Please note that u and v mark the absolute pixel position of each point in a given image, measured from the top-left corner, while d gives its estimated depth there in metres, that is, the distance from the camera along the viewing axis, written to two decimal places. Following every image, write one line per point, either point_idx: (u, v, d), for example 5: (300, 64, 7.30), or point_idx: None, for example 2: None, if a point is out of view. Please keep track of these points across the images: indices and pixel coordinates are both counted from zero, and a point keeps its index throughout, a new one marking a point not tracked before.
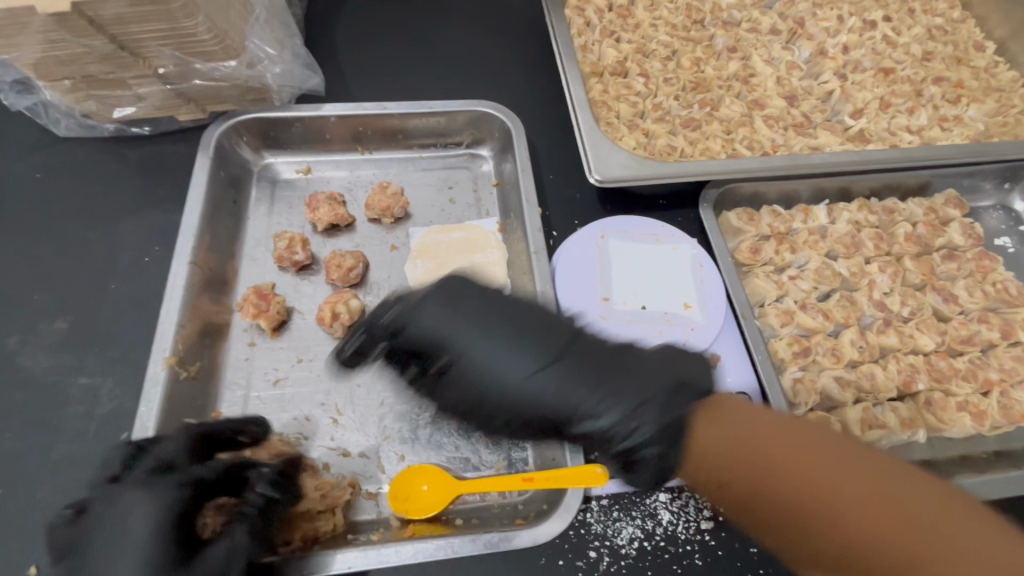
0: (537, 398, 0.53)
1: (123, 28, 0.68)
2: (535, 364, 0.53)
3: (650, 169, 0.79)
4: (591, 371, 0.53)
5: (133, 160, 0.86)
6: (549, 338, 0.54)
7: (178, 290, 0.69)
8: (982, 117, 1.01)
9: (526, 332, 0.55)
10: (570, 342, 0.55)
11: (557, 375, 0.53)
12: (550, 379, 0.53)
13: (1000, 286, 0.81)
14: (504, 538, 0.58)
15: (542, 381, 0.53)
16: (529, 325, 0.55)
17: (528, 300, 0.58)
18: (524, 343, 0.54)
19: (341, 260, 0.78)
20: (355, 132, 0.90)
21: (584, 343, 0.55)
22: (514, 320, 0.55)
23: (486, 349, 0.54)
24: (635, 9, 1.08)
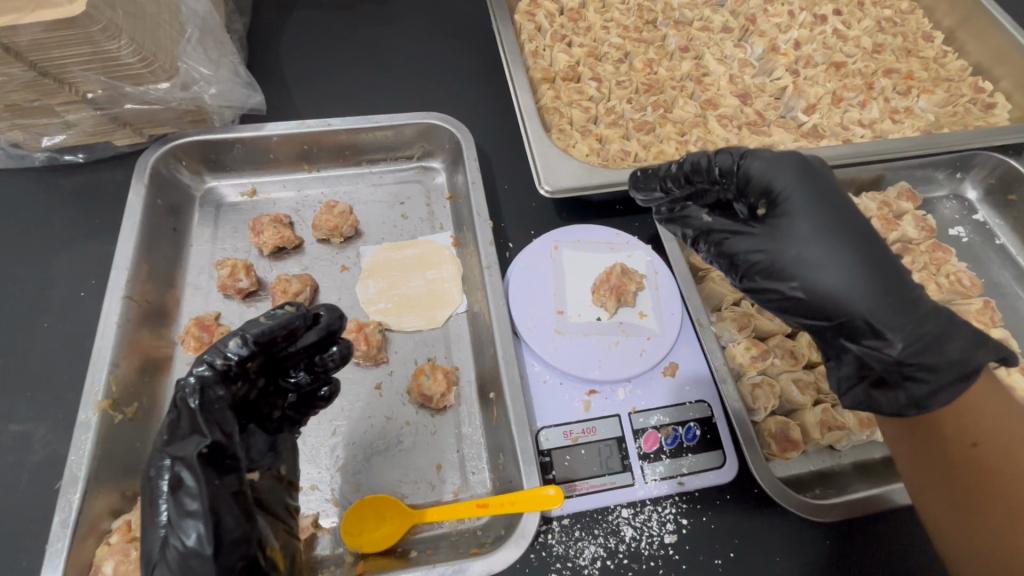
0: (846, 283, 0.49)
1: (43, 54, 0.65)
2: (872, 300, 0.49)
3: (600, 177, 0.78)
4: (895, 304, 0.49)
5: (68, 190, 0.83)
6: (896, 293, 0.49)
7: (111, 326, 0.66)
8: (932, 107, 1.02)
9: (884, 275, 0.50)
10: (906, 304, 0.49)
11: (882, 294, 0.49)
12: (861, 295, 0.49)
13: (953, 277, 0.82)
14: (458, 569, 0.56)
15: (856, 283, 0.49)
16: (896, 281, 0.50)
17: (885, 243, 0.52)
18: (859, 247, 0.50)
19: (286, 285, 0.75)
20: (301, 150, 0.87)
21: (904, 302, 0.49)
22: (851, 214, 0.52)
23: (806, 233, 0.51)
24: (587, 11, 1.07)
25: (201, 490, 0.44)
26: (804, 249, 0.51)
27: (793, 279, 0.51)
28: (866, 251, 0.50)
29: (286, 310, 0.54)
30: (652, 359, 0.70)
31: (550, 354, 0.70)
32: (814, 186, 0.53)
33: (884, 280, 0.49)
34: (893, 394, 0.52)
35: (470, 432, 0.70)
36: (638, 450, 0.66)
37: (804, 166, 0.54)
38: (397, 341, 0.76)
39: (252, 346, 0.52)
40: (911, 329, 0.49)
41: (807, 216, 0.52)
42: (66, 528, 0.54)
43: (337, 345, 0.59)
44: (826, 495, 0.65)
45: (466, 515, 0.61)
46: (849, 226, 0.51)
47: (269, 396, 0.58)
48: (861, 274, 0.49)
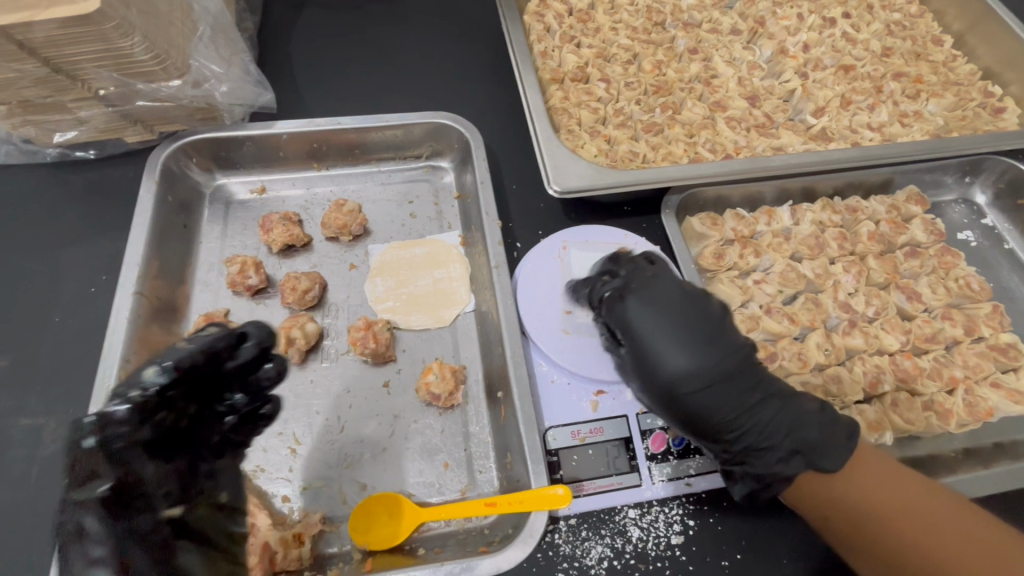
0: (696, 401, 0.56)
1: (56, 50, 0.65)
2: (714, 404, 0.56)
3: (609, 177, 0.78)
4: (739, 406, 0.56)
5: (79, 186, 0.83)
6: (745, 394, 0.56)
7: (122, 322, 0.66)
8: (941, 111, 1.01)
9: (720, 382, 0.55)
10: (758, 402, 0.56)
11: (728, 400, 0.56)
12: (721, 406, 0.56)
13: (962, 281, 0.81)
14: (466, 567, 0.56)
15: (714, 391, 0.56)
16: (743, 385, 0.56)
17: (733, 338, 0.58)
18: (703, 348, 0.56)
19: (295, 283, 0.76)
20: (310, 148, 0.87)
21: (759, 403, 0.56)
22: (707, 316, 0.58)
23: (661, 347, 0.56)
24: (596, 12, 1.07)
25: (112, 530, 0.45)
26: (654, 356, 0.56)
27: (654, 388, 0.57)
28: (704, 353, 0.56)
29: (210, 333, 0.57)
30: None
31: (558, 354, 0.70)
32: (691, 295, 0.58)
33: (720, 385, 0.56)
34: (774, 497, 0.57)
35: (477, 431, 0.71)
36: (645, 451, 0.66)
37: (687, 293, 0.58)
38: (405, 340, 0.76)
39: (172, 372, 0.53)
40: (778, 423, 0.56)
41: (666, 337, 0.56)
42: None
43: (272, 361, 0.62)
44: None
45: (473, 514, 0.61)
46: (690, 336, 0.56)
47: (206, 421, 0.57)
48: (721, 389, 0.56)
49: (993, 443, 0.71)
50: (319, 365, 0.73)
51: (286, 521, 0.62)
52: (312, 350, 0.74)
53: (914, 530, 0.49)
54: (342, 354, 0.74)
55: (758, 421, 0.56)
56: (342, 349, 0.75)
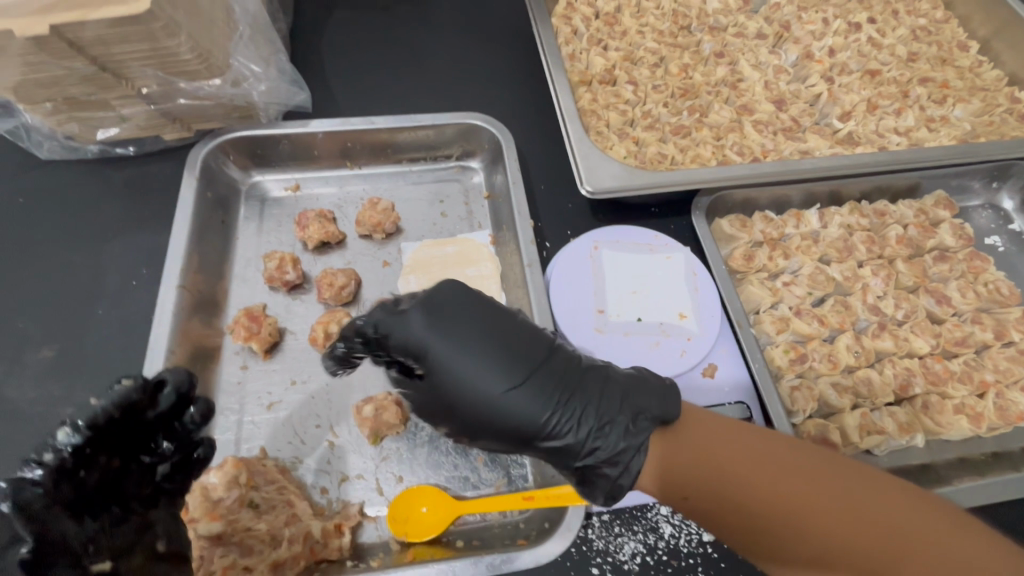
0: (500, 407, 0.53)
1: (104, 49, 0.67)
2: (506, 387, 0.53)
3: (640, 179, 0.79)
4: (530, 394, 0.53)
5: (120, 181, 0.85)
6: (531, 367, 0.54)
7: (167, 315, 0.68)
8: (968, 116, 1.02)
9: (514, 364, 0.53)
10: (540, 373, 0.54)
11: (533, 394, 0.53)
12: (526, 400, 0.53)
13: (992, 286, 0.82)
14: (506, 559, 0.57)
15: (521, 400, 0.52)
16: (513, 360, 0.54)
17: (513, 315, 0.57)
18: (511, 359, 0.54)
19: (332, 279, 0.77)
20: (344, 147, 0.89)
21: (548, 367, 0.54)
22: (482, 312, 0.55)
23: (470, 371, 0.53)
24: (622, 15, 1.08)
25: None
26: (461, 372, 0.53)
27: (463, 411, 0.54)
28: (497, 357, 0.53)
29: (124, 385, 0.47)
30: (692, 360, 0.71)
31: (591, 352, 0.71)
32: (436, 315, 0.54)
33: (474, 371, 0.53)
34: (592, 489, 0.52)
35: None
36: None
37: (439, 305, 0.55)
38: None
39: (88, 428, 0.44)
40: (585, 411, 0.52)
41: (435, 348, 0.54)
42: None
43: (195, 404, 0.54)
44: None
45: (510, 507, 0.62)
46: (487, 344, 0.53)
47: (131, 477, 0.47)
48: (497, 375, 0.53)
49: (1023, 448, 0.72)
50: None
51: (326, 513, 0.63)
52: None
53: (754, 476, 0.46)
54: None
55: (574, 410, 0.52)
56: None
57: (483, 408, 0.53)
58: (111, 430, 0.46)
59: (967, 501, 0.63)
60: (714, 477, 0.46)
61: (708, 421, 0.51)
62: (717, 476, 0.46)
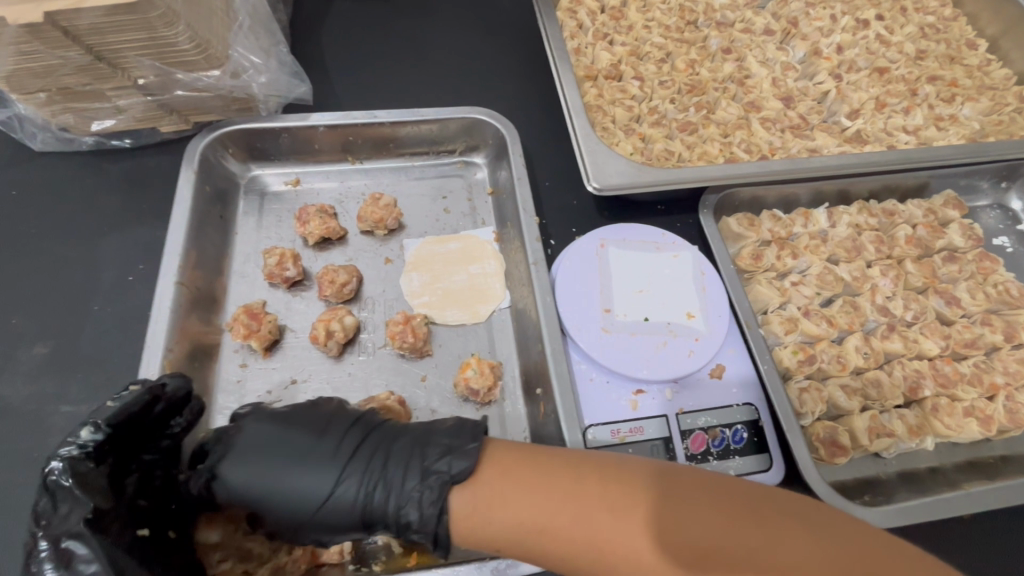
0: (328, 505, 0.52)
1: (100, 38, 0.65)
2: (327, 482, 0.53)
3: (648, 176, 0.77)
4: (351, 476, 0.53)
5: (116, 175, 0.83)
6: (347, 446, 0.55)
7: (165, 312, 0.66)
8: (977, 115, 1.01)
9: (324, 452, 0.54)
10: (360, 451, 0.55)
11: (352, 477, 0.53)
12: (354, 487, 0.53)
13: (1001, 287, 0.81)
14: (512, 564, 0.56)
15: (338, 491, 0.53)
16: (322, 447, 0.55)
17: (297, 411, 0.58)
18: (321, 450, 0.54)
19: (333, 275, 0.75)
20: (345, 142, 0.87)
21: (368, 445, 0.55)
22: (277, 423, 0.56)
23: (286, 480, 0.53)
24: (628, 10, 1.07)
25: (99, 554, 0.46)
26: (279, 491, 0.52)
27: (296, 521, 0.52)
28: (309, 455, 0.54)
29: (130, 393, 0.54)
30: (701, 360, 0.70)
31: (597, 353, 0.70)
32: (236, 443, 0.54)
33: (293, 474, 0.53)
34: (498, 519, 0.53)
35: (514, 428, 0.71)
36: (685, 451, 0.66)
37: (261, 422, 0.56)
38: (441, 335, 0.76)
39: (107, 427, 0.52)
40: (309, 481, 0.52)
41: (237, 467, 0.53)
42: None
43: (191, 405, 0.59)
44: (875, 503, 0.65)
45: None
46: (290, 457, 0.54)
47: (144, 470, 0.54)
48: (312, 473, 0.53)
49: None
50: (355, 358, 0.73)
51: None
52: (349, 343, 0.74)
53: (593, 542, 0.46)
54: (379, 348, 0.74)
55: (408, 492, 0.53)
56: (379, 343, 0.75)
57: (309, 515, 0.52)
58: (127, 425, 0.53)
59: (977, 505, 0.62)
60: (546, 538, 0.47)
61: (542, 455, 0.51)
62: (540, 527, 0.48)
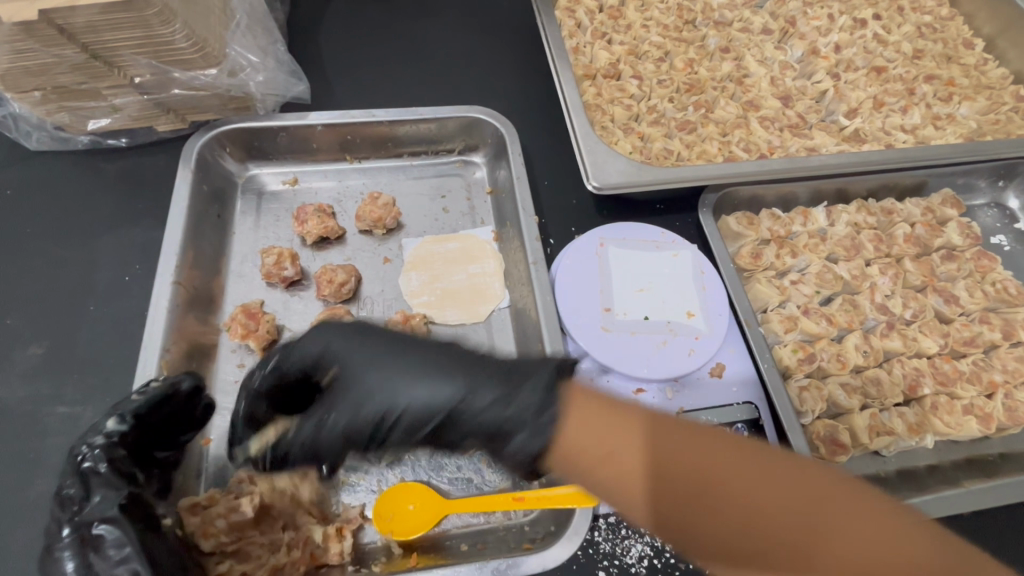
0: (406, 401, 0.52)
1: (96, 36, 0.65)
2: (408, 374, 0.52)
3: (647, 175, 0.77)
4: (439, 370, 0.52)
5: (112, 174, 0.83)
6: (432, 348, 0.54)
7: (162, 312, 0.66)
8: (974, 114, 1.01)
9: (411, 352, 0.54)
10: (446, 353, 0.53)
11: (434, 377, 0.52)
12: (433, 393, 0.51)
13: (999, 286, 0.81)
14: (512, 564, 0.56)
15: (422, 387, 0.52)
16: (402, 349, 0.54)
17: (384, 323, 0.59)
18: (406, 350, 0.54)
19: (332, 275, 0.75)
20: (343, 140, 0.87)
21: (455, 350, 0.54)
22: (372, 324, 0.57)
23: (367, 373, 0.53)
24: (627, 9, 1.07)
25: (128, 538, 0.50)
26: (367, 380, 0.53)
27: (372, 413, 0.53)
28: (389, 355, 0.53)
29: (151, 388, 0.58)
30: (701, 359, 0.70)
31: (597, 352, 0.69)
32: (326, 332, 0.56)
33: (379, 365, 0.53)
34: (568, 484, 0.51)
35: None
36: None
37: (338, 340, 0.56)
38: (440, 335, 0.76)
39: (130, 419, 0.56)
40: (390, 375, 0.53)
41: (333, 356, 0.55)
42: None
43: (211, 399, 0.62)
44: None
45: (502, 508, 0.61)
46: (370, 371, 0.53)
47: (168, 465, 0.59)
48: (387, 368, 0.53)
49: None
50: None
51: (326, 515, 0.61)
52: None
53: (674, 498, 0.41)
54: None
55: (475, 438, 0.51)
56: None
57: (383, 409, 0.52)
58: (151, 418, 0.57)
59: (977, 503, 0.62)
60: (614, 472, 0.43)
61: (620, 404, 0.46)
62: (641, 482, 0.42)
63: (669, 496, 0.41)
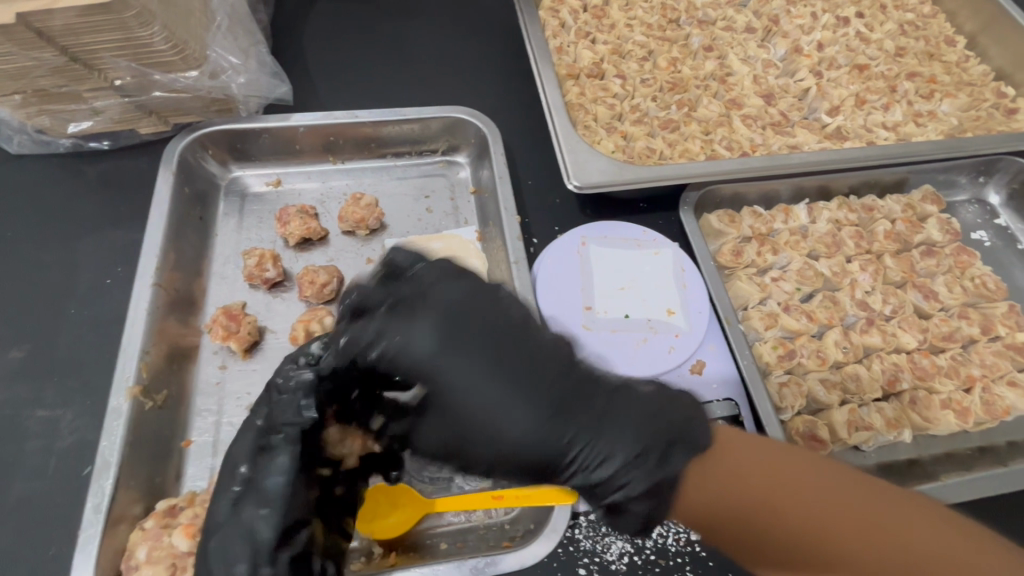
0: (485, 412, 0.48)
1: (75, 39, 0.65)
2: (500, 390, 0.48)
3: (628, 174, 0.78)
4: (530, 394, 0.48)
5: (94, 176, 0.83)
6: (536, 365, 0.49)
7: (142, 315, 0.66)
8: (955, 111, 1.02)
9: (505, 363, 0.49)
10: (547, 378, 0.49)
11: (526, 399, 0.48)
12: (522, 417, 0.48)
13: (978, 281, 0.82)
14: (490, 562, 0.56)
15: (510, 407, 0.48)
16: (497, 358, 0.49)
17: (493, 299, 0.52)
18: (497, 360, 0.49)
19: (314, 276, 0.75)
20: (326, 142, 0.87)
21: (558, 372, 0.49)
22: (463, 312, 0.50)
23: (450, 373, 0.48)
24: (611, 8, 1.07)
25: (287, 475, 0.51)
26: (449, 381, 0.48)
27: (450, 415, 0.49)
28: (478, 360, 0.48)
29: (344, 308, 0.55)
30: (681, 356, 0.70)
31: None
32: (426, 297, 0.51)
33: (462, 377, 0.48)
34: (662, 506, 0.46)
35: None
36: None
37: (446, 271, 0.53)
38: None
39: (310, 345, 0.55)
40: (480, 379, 0.48)
41: (403, 346, 0.49)
42: (100, 514, 0.54)
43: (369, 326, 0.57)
44: None
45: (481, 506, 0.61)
46: (478, 349, 0.49)
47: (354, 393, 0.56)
48: (467, 378, 0.48)
49: (1008, 442, 0.72)
50: None
51: None
52: None
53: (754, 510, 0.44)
54: None
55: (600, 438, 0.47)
56: None
57: (460, 414, 0.49)
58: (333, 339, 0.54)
59: (955, 496, 0.63)
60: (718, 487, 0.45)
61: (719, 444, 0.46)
62: (770, 500, 0.44)
63: (748, 514, 0.44)
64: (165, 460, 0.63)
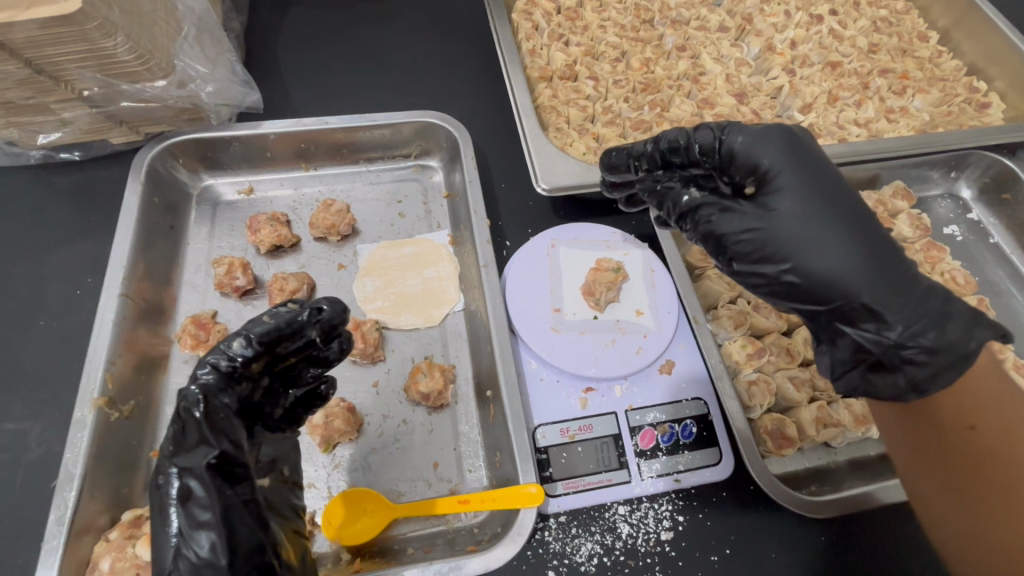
0: (833, 261, 0.51)
1: (39, 51, 0.64)
2: (831, 232, 0.52)
3: (596, 176, 0.78)
4: (881, 261, 0.51)
5: (64, 187, 0.83)
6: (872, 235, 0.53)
7: (108, 325, 0.66)
8: (927, 107, 1.03)
9: (864, 233, 0.52)
10: (885, 251, 0.52)
11: (869, 261, 0.51)
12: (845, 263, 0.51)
13: (948, 276, 0.83)
14: (453, 567, 0.56)
15: (858, 262, 0.51)
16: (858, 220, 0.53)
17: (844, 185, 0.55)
18: (862, 241, 0.52)
19: (283, 283, 0.76)
20: (298, 148, 0.87)
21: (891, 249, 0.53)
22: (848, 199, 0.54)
23: (801, 230, 0.52)
24: (584, 10, 1.07)
25: (209, 493, 0.45)
26: (820, 239, 0.51)
27: (780, 246, 0.52)
28: (852, 228, 0.52)
29: (288, 309, 0.54)
30: (649, 357, 0.71)
31: (547, 352, 0.70)
32: (800, 158, 0.55)
33: (828, 224, 0.52)
34: (892, 377, 0.51)
35: (467, 430, 0.71)
36: (634, 448, 0.66)
37: (787, 141, 0.55)
38: (394, 340, 0.76)
39: (255, 346, 0.52)
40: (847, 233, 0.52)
41: (792, 194, 0.53)
42: (62, 526, 0.54)
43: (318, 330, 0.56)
44: (821, 492, 0.67)
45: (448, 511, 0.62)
46: (841, 204, 0.53)
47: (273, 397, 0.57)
48: (788, 199, 0.53)
49: None
50: None
51: None
52: None
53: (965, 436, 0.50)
54: None
55: (907, 313, 0.50)
56: None
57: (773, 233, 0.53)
58: (257, 353, 0.52)
59: None
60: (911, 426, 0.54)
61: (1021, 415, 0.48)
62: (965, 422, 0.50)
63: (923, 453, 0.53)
64: (133, 471, 0.63)
